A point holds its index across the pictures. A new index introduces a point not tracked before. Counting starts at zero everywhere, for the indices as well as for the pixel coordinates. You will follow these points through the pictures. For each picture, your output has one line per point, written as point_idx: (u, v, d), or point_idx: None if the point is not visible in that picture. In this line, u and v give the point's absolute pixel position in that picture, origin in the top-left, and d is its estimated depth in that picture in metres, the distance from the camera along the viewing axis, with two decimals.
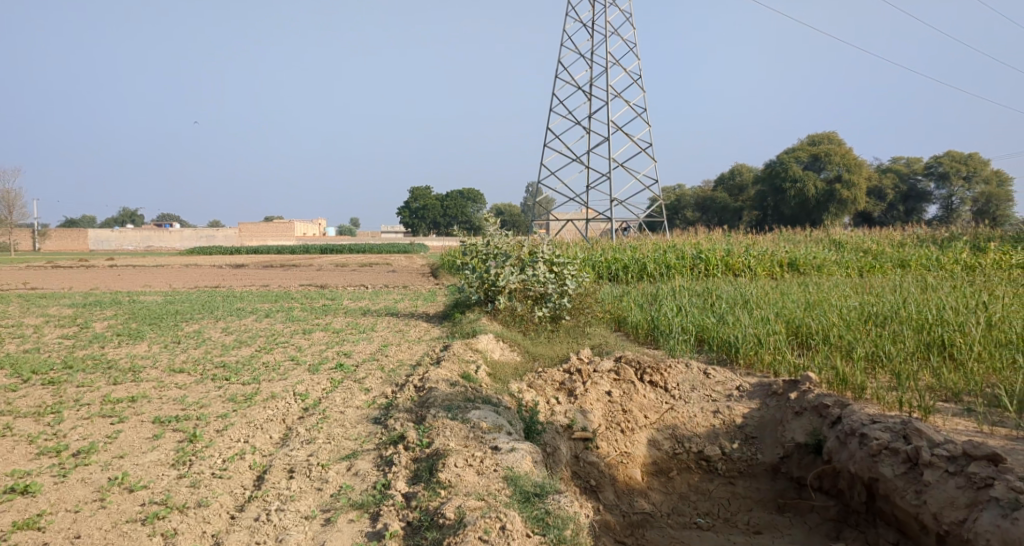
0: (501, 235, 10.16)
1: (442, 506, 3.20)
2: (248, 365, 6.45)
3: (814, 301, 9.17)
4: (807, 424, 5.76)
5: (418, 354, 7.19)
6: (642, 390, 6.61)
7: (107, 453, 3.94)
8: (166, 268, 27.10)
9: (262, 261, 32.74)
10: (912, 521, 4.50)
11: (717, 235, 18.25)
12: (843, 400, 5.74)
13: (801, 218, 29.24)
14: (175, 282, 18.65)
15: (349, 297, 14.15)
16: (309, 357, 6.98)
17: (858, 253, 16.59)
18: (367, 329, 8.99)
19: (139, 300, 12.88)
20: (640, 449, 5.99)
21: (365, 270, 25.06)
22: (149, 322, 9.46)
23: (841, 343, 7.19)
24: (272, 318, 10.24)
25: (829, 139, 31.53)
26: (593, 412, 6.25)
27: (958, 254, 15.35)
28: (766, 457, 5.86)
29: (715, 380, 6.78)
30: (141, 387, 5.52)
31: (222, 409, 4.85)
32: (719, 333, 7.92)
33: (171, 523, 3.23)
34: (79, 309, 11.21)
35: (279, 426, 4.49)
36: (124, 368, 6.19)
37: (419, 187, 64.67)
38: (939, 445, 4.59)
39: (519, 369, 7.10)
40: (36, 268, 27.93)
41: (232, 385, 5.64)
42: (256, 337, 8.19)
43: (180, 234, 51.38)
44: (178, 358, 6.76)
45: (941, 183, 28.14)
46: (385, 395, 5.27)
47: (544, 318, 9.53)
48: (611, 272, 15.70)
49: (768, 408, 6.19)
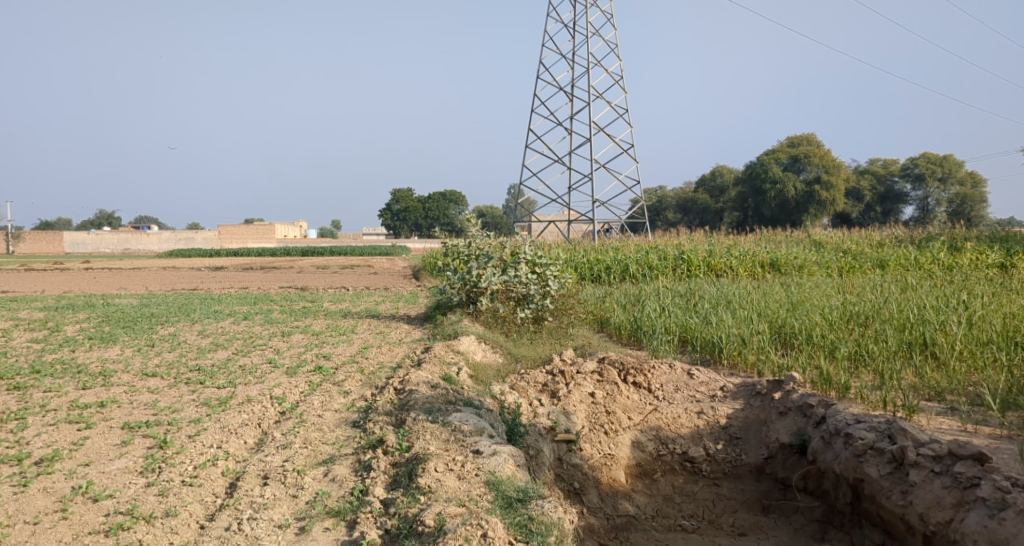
0: (483, 237, 10.07)
1: (421, 513, 3.10)
2: (223, 368, 6.30)
3: (796, 301, 9.17)
4: (791, 424, 5.72)
5: (398, 356, 7.07)
6: (625, 391, 6.55)
7: (71, 460, 3.80)
8: (144, 271, 26.80)
9: (242, 263, 32.47)
10: (898, 521, 4.45)
11: (699, 236, 18.29)
12: (827, 400, 5.71)
13: (781, 219, 29.42)
14: (152, 285, 18.40)
15: (330, 299, 13.98)
16: (288, 359, 6.85)
17: (837, 254, 16.67)
18: (347, 331, 8.87)
19: (113, 303, 12.65)
20: (623, 451, 5.93)
21: (346, 273, 24.86)
22: (123, 325, 9.27)
23: (824, 342, 7.17)
24: (251, 320, 10.07)
25: (808, 141, 31.78)
26: (576, 414, 6.18)
27: (935, 254, 15.47)
28: (750, 458, 5.81)
29: (699, 381, 6.74)
30: (111, 392, 5.36)
31: (195, 414, 4.71)
32: (703, 334, 7.89)
33: (135, 534, 3.09)
34: (51, 313, 10.97)
35: (254, 431, 4.36)
36: (95, 372, 6.02)
37: (401, 189, 64.43)
38: (925, 444, 4.55)
39: (502, 371, 7.02)
40: (11, 270, 27.58)
41: (207, 389, 5.50)
42: (233, 339, 8.03)
43: (159, 237, 50.83)
44: (152, 361, 6.59)
45: (917, 185, 28.42)
46: (365, 397, 5.16)
47: (526, 319, 9.45)
48: (593, 273, 15.67)
49: (753, 409, 6.16)
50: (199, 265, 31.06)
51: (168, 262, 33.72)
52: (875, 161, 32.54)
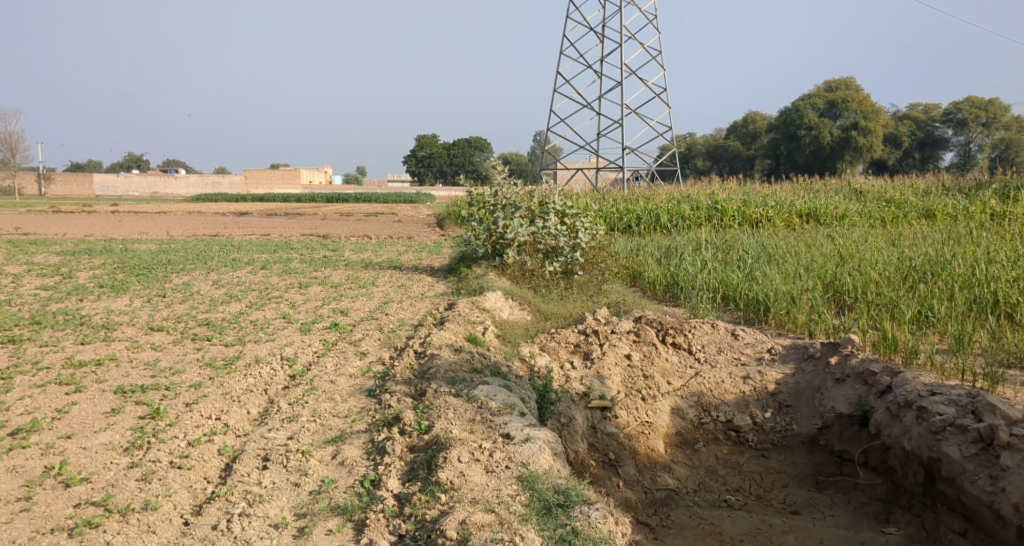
0: (509, 185, 9.43)
1: (441, 519, 2.67)
2: (233, 324, 5.86)
3: (847, 254, 8.52)
4: (850, 393, 5.19)
5: (421, 313, 6.62)
6: (664, 353, 6.06)
7: (51, 433, 3.40)
8: (169, 215, 26.75)
9: (267, 208, 32.27)
10: (984, 510, 3.96)
11: (732, 184, 17.50)
12: (892, 366, 5.16)
13: (815, 167, 28.34)
14: (175, 230, 18.12)
15: (351, 248, 13.56)
16: (303, 315, 6.40)
17: (880, 203, 15.80)
18: (368, 284, 8.41)
19: (131, 248, 12.32)
20: (663, 419, 5.46)
21: (369, 220, 24.35)
22: (137, 272, 8.89)
23: (883, 301, 6.56)
24: (269, 270, 9.66)
25: (847, 85, 30.36)
26: (611, 378, 5.71)
27: (986, 203, 14.55)
28: (803, 428, 5.31)
29: (744, 342, 6.21)
30: (111, 347, 4.92)
31: (197, 376, 4.28)
32: (745, 291, 7.33)
33: (104, 533, 2.71)
34: (66, 258, 10.63)
35: (260, 398, 3.91)
36: (97, 324, 5.59)
37: (425, 136, 63.54)
38: (1018, 423, 4.02)
39: (530, 330, 6.54)
40: (38, 212, 27.74)
41: (214, 347, 5.08)
42: (248, 291, 7.61)
43: (186, 181, 50.81)
44: (160, 314, 6.17)
45: (960, 129, 26.99)
46: (382, 362, 4.71)
47: (555, 273, 8.96)
48: (622, 224, 15.09)
49: (804, 373, 5.64)
50: (223, 211, 30.80)
51: (191, 206, 33.66)
52: (917, 106, 31.03)
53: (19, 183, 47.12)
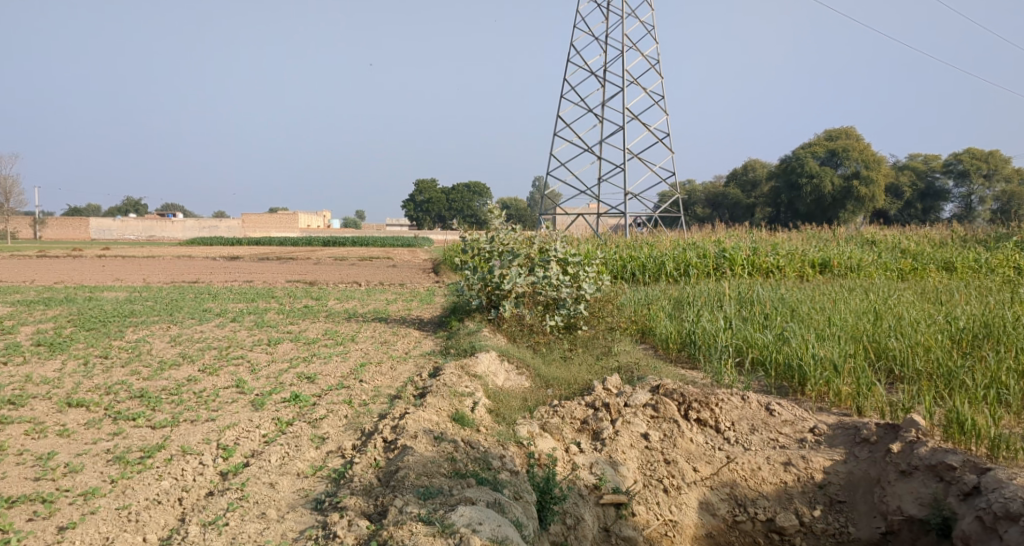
0: (508, 229, 8.57)
1: None
2: (172, 395, 4.89)
3: (881, 309, 7.56)
4: (921, 490, 4.21)
5: (400, 380, 5.65)
6: (688, 432, 5.03)
7: None
8: (158, 259, 26.02)
9: (259, 253, 31.37)
10: None
11: (738, 231, 16.63)
12: (973, 459, 4.18)
13: (816, 216, 27.60)
14: (155, 277, 17.19)
15: (337, 296, 12.64)
16: (261, 383, 5.40)
17: (895, 254, 14.95)
18: (346, 340, 7.46)
19: (97, 297, 11.34)
20: (690, 516, 4.49)
21: (363, 265, 23.46)
22: (88, 326, 7.93)
23: (939, 370, 5.62)
24: (239, 323, 8.68)
25: (848, 135, 29.77)
26: (627, 465, 4.70)
27: (1007, 256, 13.69)
28: (862, 533, 4.39)
29: (782, 420, 5.17)
30: (5, 433, 3.95)
31: (95, 476, 3.32)
32: (776, 355, 6.35)
33: None
34: (21, 308, 9.67)
35: (166, 517, 2.99)
36: (4, 397, 4.61)
37: (424, 180, 63.23)
38: None
39: (529, 402, 5.54)
40: (26, 256, 27.09)
41: (137, 430, 4.09)
42: (207, 351, 6.63)
43: (183, 225, 50.18)
44: (90, 382, 5.19)
45: (961, 181, 26.24)
46: (342, 454, 3.73)
47: (556, 328, 8.01)
48: (626, 272, 14.24)
49: (859, 461, 4.64)
50: (215, 255, 29.85)
51: (181, 250, 32.89)
52: (917, 156, 30.50)
53: (14, 224, 46.80)
